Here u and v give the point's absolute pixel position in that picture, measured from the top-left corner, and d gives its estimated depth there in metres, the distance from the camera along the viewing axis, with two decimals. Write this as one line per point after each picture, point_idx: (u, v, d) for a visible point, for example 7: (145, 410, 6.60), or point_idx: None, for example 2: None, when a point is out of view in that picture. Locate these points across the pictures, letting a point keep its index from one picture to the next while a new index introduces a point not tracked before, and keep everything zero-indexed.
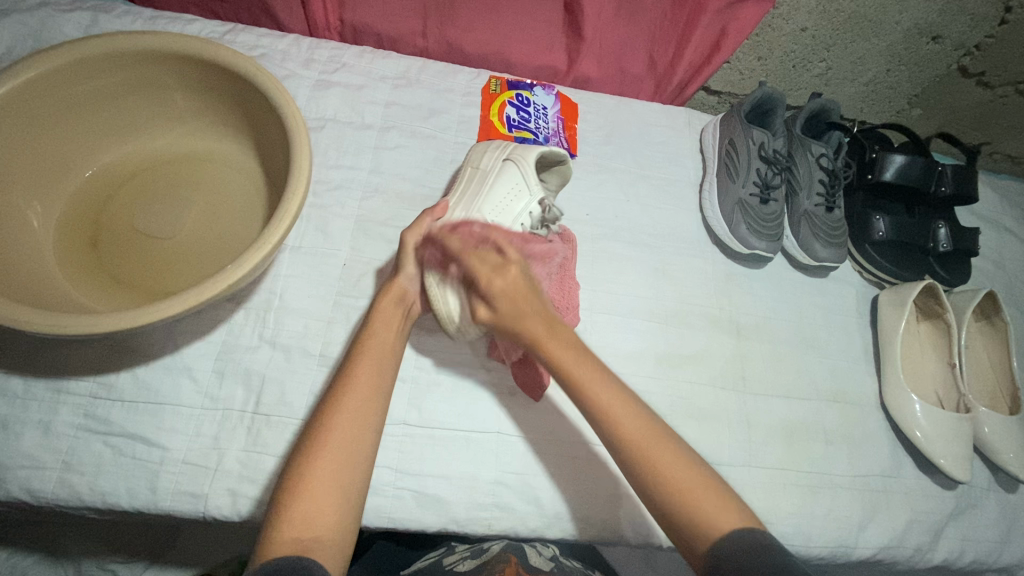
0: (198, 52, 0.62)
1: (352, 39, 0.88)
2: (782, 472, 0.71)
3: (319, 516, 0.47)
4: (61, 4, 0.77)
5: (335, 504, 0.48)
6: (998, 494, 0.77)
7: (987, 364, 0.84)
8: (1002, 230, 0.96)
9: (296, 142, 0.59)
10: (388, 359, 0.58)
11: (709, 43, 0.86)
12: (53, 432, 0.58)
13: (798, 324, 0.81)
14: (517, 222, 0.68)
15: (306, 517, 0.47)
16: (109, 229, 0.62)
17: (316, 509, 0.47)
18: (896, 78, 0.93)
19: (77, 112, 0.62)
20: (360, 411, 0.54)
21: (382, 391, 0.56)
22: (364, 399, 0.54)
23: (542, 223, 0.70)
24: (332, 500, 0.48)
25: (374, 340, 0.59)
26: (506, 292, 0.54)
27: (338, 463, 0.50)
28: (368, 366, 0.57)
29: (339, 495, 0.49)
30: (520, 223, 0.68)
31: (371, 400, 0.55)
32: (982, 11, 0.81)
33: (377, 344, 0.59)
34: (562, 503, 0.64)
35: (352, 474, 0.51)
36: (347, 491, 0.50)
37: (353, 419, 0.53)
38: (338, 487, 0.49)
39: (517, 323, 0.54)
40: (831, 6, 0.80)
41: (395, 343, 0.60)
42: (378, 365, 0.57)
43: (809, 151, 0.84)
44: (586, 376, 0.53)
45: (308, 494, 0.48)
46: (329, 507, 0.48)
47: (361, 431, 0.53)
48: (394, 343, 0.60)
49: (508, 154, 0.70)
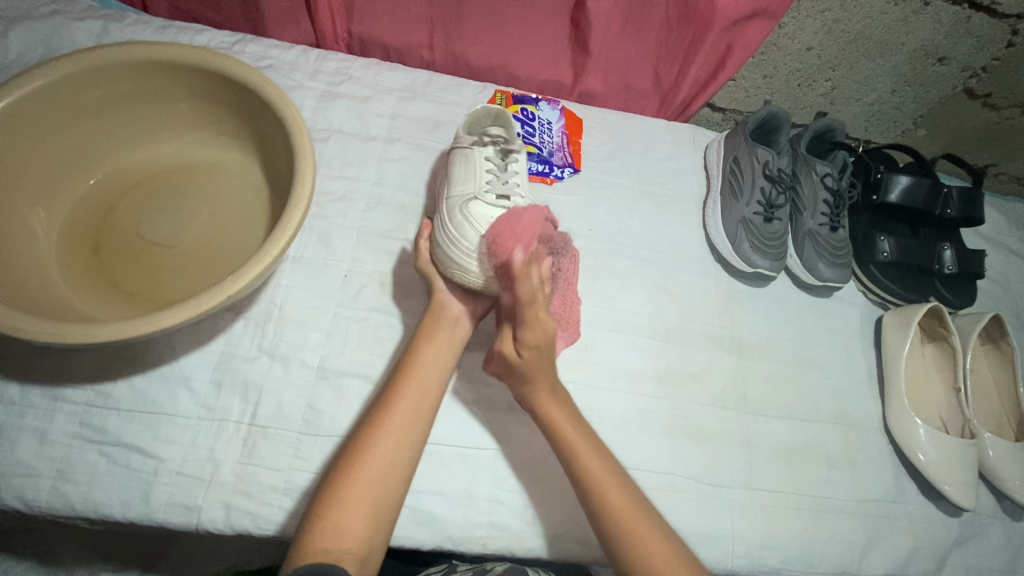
0: (206, 62, 0.62)
1: (359, 51, 0.89)
2: (782, 495, 0.70)
3: (349, 531, 0.48)
4: (72, 12, 0.78)
5: (363, 520, 0.49)
6: (1004, 522, 0.75)
7: (992, 387, 0.83)
8: (1008, 252, 0.95)
9: (300, 153, 0.59)
10: (437, 376, 0.58)
11: (714, 61, 0.85)
12: (49, 441, 0.57)
13: (801, 344, 0.80)
14: (480, 181, 0.62)
15: (336, 530, 0.48)
16: (123, 234, 0.63)
17: (346, 525, 0.48)
18: (902, 99, 0.93)
19: (83, 119, 0.63)
20: (403, 428, 0.54)
21: (427, 407, 0.56)
22: (407, 419, 0.55)
23: (506, 152, 0.63)
24: (360, 515, 0.49)
25: (423, 356, 0.59)
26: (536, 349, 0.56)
27: (374, 479, 0.51)
28: (417, 381, 0.57)
29: (369, 510, 0.50)
30: (484, 178, 0.62)
31: (414, 417, 0.55)
32: (989, 34, 0.81)
33: (428, 360, 0.58)
34: (559, 523, 0.63)
35: (385, 490, 0.51)
36: (378, 507, 0.50)
37: (395, 437, 0.53)
38: (369, 503, 0.50)
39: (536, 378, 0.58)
40: (838, 26, 0.80)
41: (446, 360, 0.60)
42: (428, 381, 0.57)
43: (814, 171, 0.85)
44: (562, 419, 0.59)
45: (340, 508, 0.49)
46: (359, 522, 0.49)
47: (400, 447, 0.53)
48: (449, 361, 0.59)
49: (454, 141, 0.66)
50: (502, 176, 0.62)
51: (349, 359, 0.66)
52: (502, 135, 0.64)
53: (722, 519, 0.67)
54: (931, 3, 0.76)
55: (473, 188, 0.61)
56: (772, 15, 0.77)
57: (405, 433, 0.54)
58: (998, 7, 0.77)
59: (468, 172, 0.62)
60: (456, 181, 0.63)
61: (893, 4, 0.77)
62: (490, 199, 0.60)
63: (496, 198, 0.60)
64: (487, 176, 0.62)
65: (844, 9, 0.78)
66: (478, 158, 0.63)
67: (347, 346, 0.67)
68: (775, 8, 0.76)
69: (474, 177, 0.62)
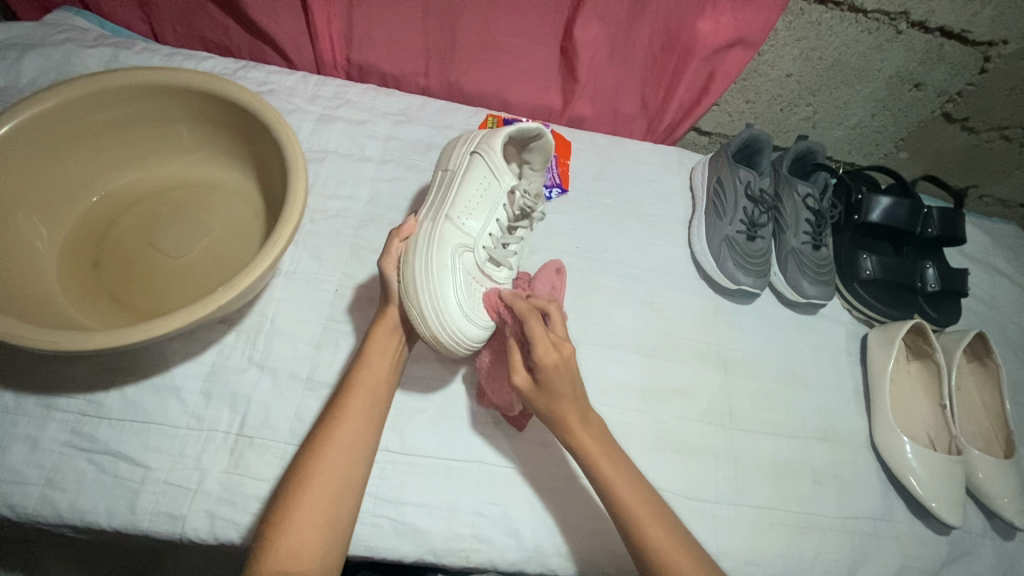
0: (206, 86, 0.66)
1: (358, 77, 0.93)
2: (769, 510, 0.70)
3: (305, 551, 0.49)
4: (84, 40, 0.82)
5: (317, 538, 0.50)
6: (994, 541, 0.75)
7: (980, 406, 0.83)
8: (993, 271, 0.97)
9: (294, 168, 0.61)
10: (381, 392, 0.59)
11: (698, 87, 0.87)
12: (40, 448, 0.58)
13: (786, 359, 0.81)
14: (490, 220, 0.67)
15: (290, 551, 0.49)
16: (121, 248, 0.65)
17: (301, 544, 0.49)
18: (882, 123, 0.95)
19: (88, 140, 0.66)
20: (350, 446, 0.55)
21: (371, 426, 0.57)
22: (353, 435, 0.55)
23: (519, 210, 0.71)
24: (315, 534, 0.50)
25: (366, 372, 0.60)
26: (547, 369, 0.53)
27: (324, 500, 0.52)
28: (359, 402, 0.58)
29: (322, 531, 0.50)
30: (495, 219, 0.68)
31: (359, 438, 0.56)
32: (962, 60, 0.84)
33: (369, 378, 0.59)
34: (542, 535, 0.63)
35: (337, 509, 0.52)
36: (332, 528, 0.51)
37: (343, 453, 0.54)
38: (321, 524, 0.51)
39: (554, 403, 0.55)
40: (814, 54, 0.83)
41: (388, 376, 0.61)
42: (371, 401, 0.58)
43: (795, 191, 0.87)
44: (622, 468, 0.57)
45: (293, 528, 0.50)
46: (313, 542, 0.50)
47: (348, 465, 0.54)
48: (385, 379, 0.60)
49: (474, 145, 0.67)
50: (503, 240, 0.68)
51: (337, 370, 0.67)
52: (530, 201, 0.71)
53: (707, 534, 0.67)
54: (904, 32, 0.79)
55: (475, 235, 0.66)
56: (751, 44, 0.80)
57: (349, 452, 0.55)
58: (969, 35, 0.80)
59: (488, 209, 0.67)
60: (472, 210, 0.66)
61: (867, 33, 0.80)
62: (483, 259, 0.65)
63: (487, 258, 0.66)
64: (491, 231, 0.68)
65: (820, 38, 0.81)
66: (496, 205, 0.68)
67: (335, 358, 0.68)
68: (753, 38, 0.79)
69: (486, 221, 0.67)
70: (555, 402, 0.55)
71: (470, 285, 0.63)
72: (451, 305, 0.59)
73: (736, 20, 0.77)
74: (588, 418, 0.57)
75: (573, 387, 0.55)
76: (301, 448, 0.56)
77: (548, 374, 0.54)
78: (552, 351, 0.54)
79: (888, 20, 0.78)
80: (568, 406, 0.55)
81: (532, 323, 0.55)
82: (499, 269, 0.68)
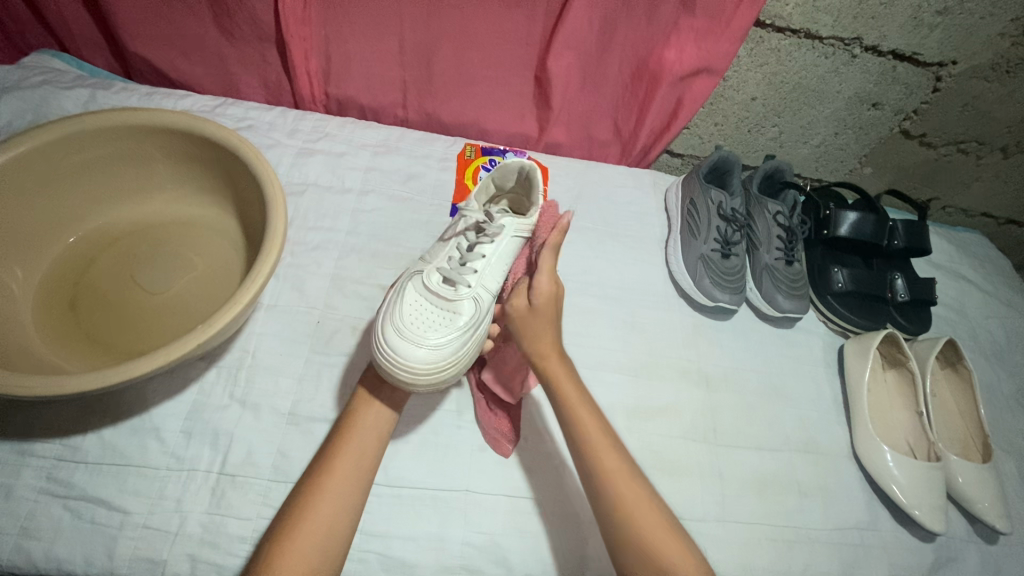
0: (186, 125, 0.67)
1: (336, 110, 0.94)
2: (757, 526, 0.70)
3: None
4: (61, 82, 0.83)
5: None
6: (978, 546, 0.76)
7: (955, 411, 0.85)
8: (960, 278, 1.00)
9: (273, 204, 0.62)
10: (373, 437, 0.59)
11: (667, 112, 0.90)
12: (14, 496, 0.57)
13: (766, 373, 0.83)
14: (449, 250, 0.63)
15: None
16: (100, 289, 0.65)
17: None
18: (845, 141, 0.99)
19: (66, 181, 0.66)
20: (339, 494, 0.54)
21: (363, 472, 0.57)
22: (343, 481, 0.55)
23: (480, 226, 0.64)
24: None
25: (358, 418, 0.59)
26: (546, 296, 0.59)
27: (310, 549, 0.51)
28: (352, 448, 0.57)
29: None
30: (455, 246, 0.63)
31: (348, 485, 0.55)
32: (915, 81, 0.88)
33: (362, 424, 0.59)
34: (532, 563, 0.62)
35: None
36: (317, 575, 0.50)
37: (332, 500, 0.54)
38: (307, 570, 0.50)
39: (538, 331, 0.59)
40: (776, 78, 0.87)
41: (382, 423, 0.60)
42: (363, 447, 0.57)
43: (765, 209, 0.89)
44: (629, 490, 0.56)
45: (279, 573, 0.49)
46: None
47: (335, 513, 0.53)
48: (379, 426, 0.59)
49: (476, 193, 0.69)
50: (459, 261, 0.61)
51: (321, 403, 0.67)
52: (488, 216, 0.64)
53: None
54: (858, 56, 0.83)
55: (432, 262, 0.62)
56: (716, 71, 0.83)
57: (337, 505, 0.54)
58: (920, 58, 0.84)
59: (447, 240, 0.64)
60: (431, 251, 0.65)
61: (825, 58, 0.84)
62: (432, 282, 0.60)
63: (441, 281, 0.60)
64: (452, 256, 0.62)
65: (780, 64, 0.85)
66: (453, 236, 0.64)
67: (318, 391, 0.68)
68: (717, 66, 0.82)
69: (446, 250, 0.63)
70: (540, 323, 0.59)
71: (411, 305, 0.59)
72: (385, 323, 0.58)
73: (700, 49, 0.80)
74: (565, 356, 0.60)
75: (556, 316, 0.60)
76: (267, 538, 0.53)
77: (541, 300, 0.59)
78: (550, 282, 0.60)
79: (843, 45, 0.82)
80: (550, 337, 0.59)
81: (546, 253, 0.59)
82: (456, 290, 0.60)
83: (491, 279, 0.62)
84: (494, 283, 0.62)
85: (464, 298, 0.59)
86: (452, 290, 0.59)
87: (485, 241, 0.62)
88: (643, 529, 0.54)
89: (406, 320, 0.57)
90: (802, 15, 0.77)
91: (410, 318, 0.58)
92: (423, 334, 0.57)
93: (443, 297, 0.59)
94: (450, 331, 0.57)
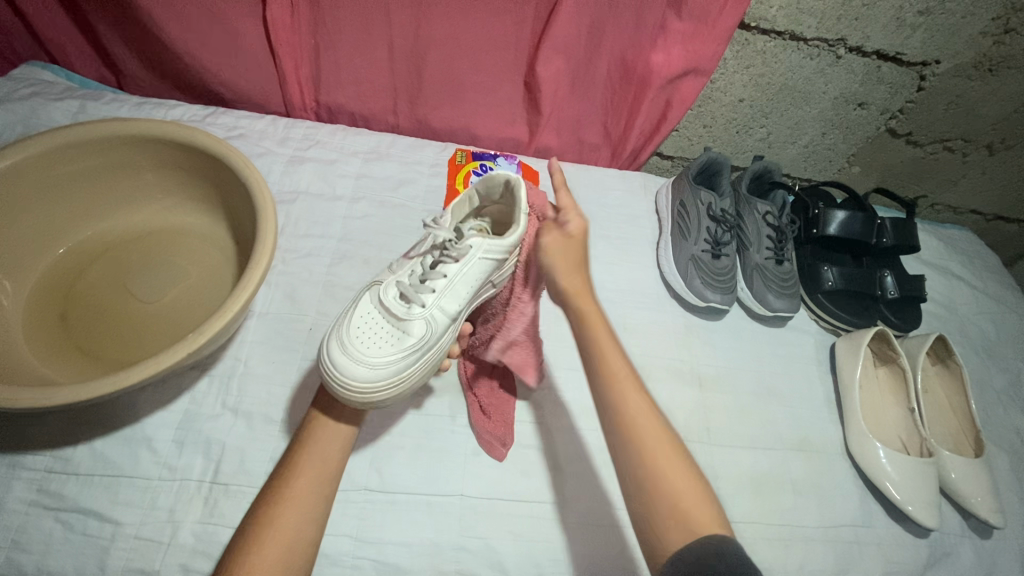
0: (173, 134, 0.67)
1: (327, 118, 0.95)
2: (753, 525, 0.70)
3: None
4: (51, 94, 0.83)
5: None
6: (973, 541, 0.76)
7: (947, 406, 0.86)
8: (950, 275, 1.01)
9: (263, 212, 0.62)
10: (336, 445, 0.57)
11: (656, 114, 0.91)
12: (5, 509, 0.57)
13: (759, 372, 0.83)
14: (412, 265, 0.58)
15: None
16: (90, 299, 0.65)
17: None
18: (832, 141, 1.00)
19: (55, 193, 0.66)
20: (303, 504, 0.53)
21: (328, 482, 0.55)
22: (308, 492, 0.54)
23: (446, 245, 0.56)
24: None
25: (322, 427, 0.57)
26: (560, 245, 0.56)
27: (273, 561, 0.50)
28: (315, 457, 0.56)
29: None
30: (419, 261, 0.58)
31: (314, 494, 0.54)
32: (900, 81, 0.89)
33: (323, 432, 0.57)
34: (526, 566, 0.62)
35: None
36: None
37: (296, 510, 0.53)
38: None
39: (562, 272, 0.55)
40: (763, 80, 0.88)
41: (346, 432, 0.58)
42: (326, 457, 0.56)
43: (755, 209, 0.90)
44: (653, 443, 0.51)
45: None
46: None
47: (300, 524, 0.52)
48: (342, 435, 0.58)
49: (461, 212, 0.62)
50: (419, 279, 0.55)
51: None
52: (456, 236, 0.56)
53: None
54: (843, 57, 0.84)
55: (395, 275, 0.57)
56: (703, 73, 0.83)
57: (302, 516, 0.53)
58: (904, 57, 0.85)
59: (415, 254, 0.59)
60: (399, 261, 0.59)
61: (809, 59, 0.85)
62: (388, 294, 0.54)
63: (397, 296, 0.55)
64: (415, 271, 0.57)
65: (766, 65, 0.86)
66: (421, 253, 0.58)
67: (310, 399, 0.68)
68: (705, 68, 0.82)
69: (413, 264, 0.58)
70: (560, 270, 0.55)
71: (362, 318, 0.54)
72: (332, 334, 0.54)
73: (687, 51, 0.80)
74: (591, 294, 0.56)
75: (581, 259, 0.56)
76: (224, 558, 0.51)
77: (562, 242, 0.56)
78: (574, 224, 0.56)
79: (827, 46, 0.83)
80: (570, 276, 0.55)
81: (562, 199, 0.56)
82: (410, 309, 0.54)
83: (451, 300, 0.56)
84: (455, 305, 0.56)
85: (416, 317, 0.54)
86: (406, 308, 0.54)
87: (448, 258, 0.56)
88: (667, 480, 0.49)
89: (351, 333, 0.53)
90: (786, 17, 0.78)
91: (355, 332, 0.53)
92: (364, 350, 0.52)
93: (394, 315, 0.54)
94: (394, 352, 0.53)
